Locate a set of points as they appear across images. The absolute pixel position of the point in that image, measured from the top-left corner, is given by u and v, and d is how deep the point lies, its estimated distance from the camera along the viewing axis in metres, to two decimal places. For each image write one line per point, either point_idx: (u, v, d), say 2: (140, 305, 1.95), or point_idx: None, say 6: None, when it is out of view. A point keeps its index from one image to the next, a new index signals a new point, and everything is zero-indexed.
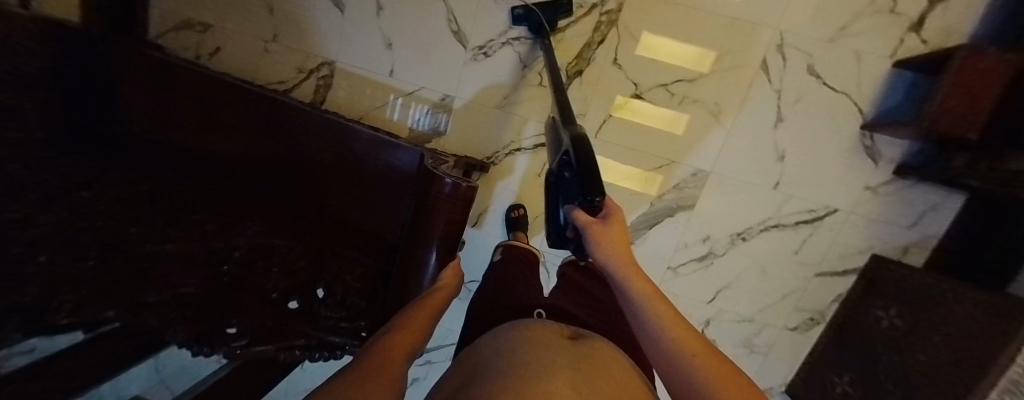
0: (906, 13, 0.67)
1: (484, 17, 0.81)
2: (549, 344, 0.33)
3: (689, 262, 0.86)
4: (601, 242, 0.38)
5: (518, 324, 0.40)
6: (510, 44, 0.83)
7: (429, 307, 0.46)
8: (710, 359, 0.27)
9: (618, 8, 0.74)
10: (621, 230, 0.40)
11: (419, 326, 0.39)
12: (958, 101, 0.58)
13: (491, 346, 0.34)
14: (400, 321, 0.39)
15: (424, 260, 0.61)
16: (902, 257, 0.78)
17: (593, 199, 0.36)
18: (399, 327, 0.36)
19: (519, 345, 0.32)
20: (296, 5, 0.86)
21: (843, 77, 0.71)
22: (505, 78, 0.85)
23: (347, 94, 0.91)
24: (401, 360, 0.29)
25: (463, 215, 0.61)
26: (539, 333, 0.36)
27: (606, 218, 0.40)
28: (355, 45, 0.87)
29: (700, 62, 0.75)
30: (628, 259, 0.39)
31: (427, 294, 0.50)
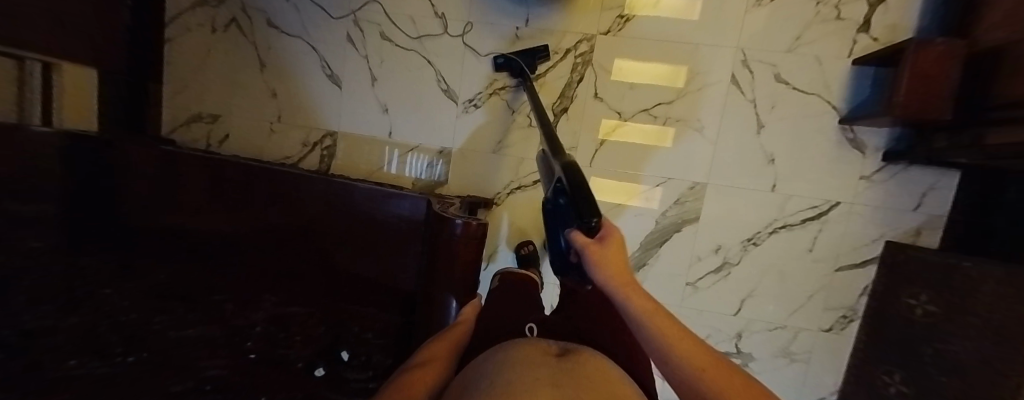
0: (851, 18, 0.74)
1: (470, 73, 0.89)
2: (565, 365, 0.30)
3: (706, 275, 0.85)
4: (600, 265, 0.36)
5: (515, 345, 0.37)
6: (497, 94, 0.89)
7: (448, 342, 0.41)
8: (732, 383, 0.24)
9: (590, 50, 0.82)
10: (619, 250, 0.38)
11: (439, 362, 0.35)
12: (920, 88, 0.63)
13: (492, 364, 0.31)
14: (421, 358, 0.35)
15: (443, 305, 0.61)
16: (917, 241, 0.77)
17: (591, 221, 0.37)
18: (416, 363, 0.33)
19: (534, 361, 0.29)
20: (298, 88, 0.94)
21: (809, 80, 0.76)
22: (496, 124, 0.90)
23: (351, 157, 0.96)
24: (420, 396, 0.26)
25: (476, 254, 0.61)
26: (533, 353, 0.33)
27: (604, 239, 0.38)
28: (354, 116, 0.94)
29: (675, 80, 0.81)
30: (629, 278, 0.36)
31: (449, 329, 0.45)
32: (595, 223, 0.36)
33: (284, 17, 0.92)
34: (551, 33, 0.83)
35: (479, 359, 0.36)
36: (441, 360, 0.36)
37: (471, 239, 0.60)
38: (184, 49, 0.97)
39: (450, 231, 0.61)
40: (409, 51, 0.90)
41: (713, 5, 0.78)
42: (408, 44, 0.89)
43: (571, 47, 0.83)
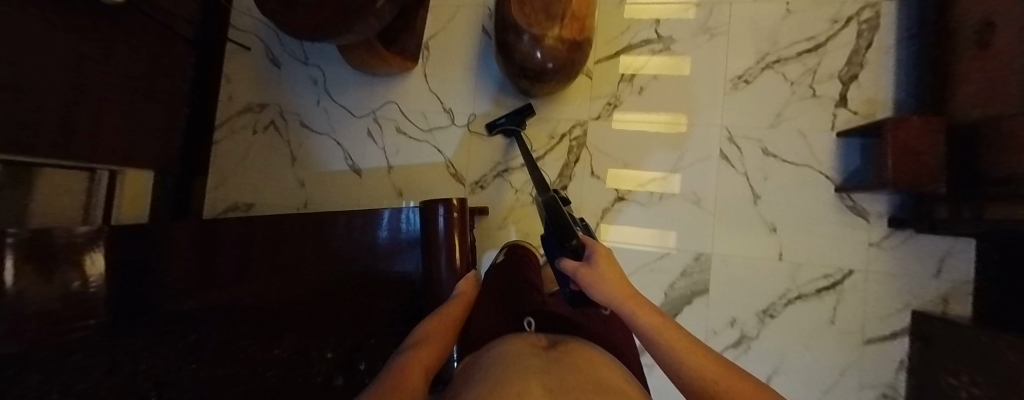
0: (827, 94, 0.79)
1: (476, 159, 0.97)
2: (532, 355, 0.42)
3: (725, 350, 0.80)
4: (591, 277, 0.51)
5: (507, 341, 0.49)
6: (501, 175, 0.96)
7: (445, 320, 0.59)
8: (726, 376, 0.31)
9: (583, 133, 0.90)
10: (609, 266, 0.52)
11: (438, 336, 0.54)
12: (909, 163, 0.65)
13: (486, 361, 0.42)
14: (419, 337, 0.53)
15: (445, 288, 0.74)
16: (946, 309, 0.73)
17: (573, 244, 0.59)
18: (418, 345, 0.50)
19: (509, 357, 0.41)
20: (322, 178, 1.05)
21: (798, 152, 0.80)
22: (498, 188, 0.96)
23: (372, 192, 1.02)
24: (421, 369, 0.43)
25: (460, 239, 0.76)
26: (518, 349, 0.44)
27: (594, 260, 0.54)
28: (372, 195, 1.02)
29: (675, 124, 0.86)
30: (623, 289, 0.47)
31: (444, 307, 0.63)
32: (576, 244, 0.58)
33: (316, 118, 1.06)
34: (548, 121, 0.92)
35: (478, 353, 0.49)
36: (441, 333, 0.55)
37: (456, 257, 0.75)
38: (227, 148, 1.10)
39: (439, 250, 0.75)
40: (421, 142, 1.00)
41: (694, 90, 0.85)
42: (420, 135, 1.00)
43: (567, 131, 0.91)
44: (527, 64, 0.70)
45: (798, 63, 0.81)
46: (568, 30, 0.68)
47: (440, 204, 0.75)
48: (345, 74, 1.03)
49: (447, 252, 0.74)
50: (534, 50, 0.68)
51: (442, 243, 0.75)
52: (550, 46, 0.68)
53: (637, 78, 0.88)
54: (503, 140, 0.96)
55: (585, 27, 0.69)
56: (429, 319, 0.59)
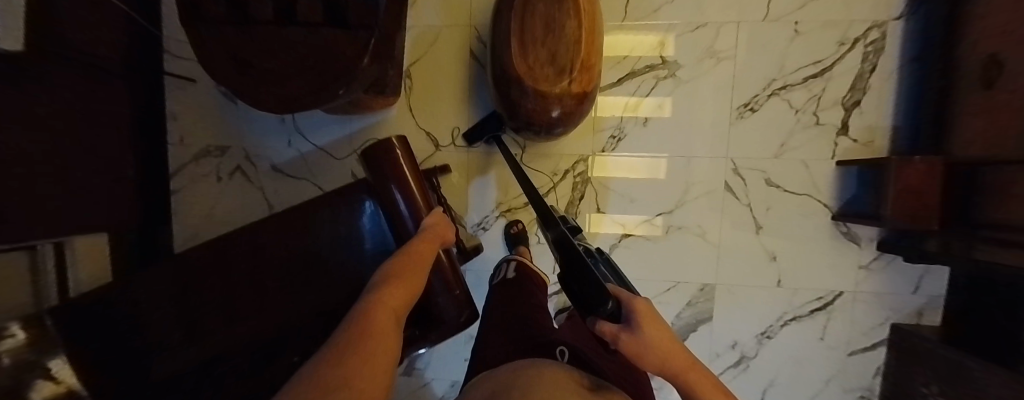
0: (830, 122, 0.79)
1: (474, 199, 0.92)
2: (570, 385, 0.31)
3: (727, 369, 0.87)
4: (638, 352, 0.35)
5: (538, 369, 0.36)
6: (503, 216, 0.91)
7: (414, 258, 0.51)
8: None
9: (587, 168, 0.86)
10: (659, 332, 0.36)
11: (412, 278, 0.46)
12: (908, 202, 0.66)
13: (523, 381, 0.32)
14: (388, 272, 0.47)
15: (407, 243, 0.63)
16: (920, 320, 0.81)
17: (606, 305, 0.38)
18: (390, 280, 0.45)
19: (535, 377, 0.32)
20: (279, 194, 0.96)
21: (799, 182, 0.81)
22: (491, 208, 0.91)
23: (311, 164, 0.94)
24: (391, 313, 0.38)
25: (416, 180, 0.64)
26: (555, 380, 0.32)
27: (635, 324, 0.36)
28: (317, 168, 0.94)
29: (664, 113, 0.83)
30: (679, 360, 0.36)
31: (410, 246, 0.53)
32: (613, 308, 0.37)
33: (290, 162, 0.95)
34: (549, 157, 0.87)
35: (500, 379, 0.37)
36: (413, 275, 0.47)
37: (420, 203, 0.63)
38: (192, 198, 0.99)
39: (402, 216, 0.63)
40: None
41: (700, 117, 0.82)
42: None
43: (570, 168, 0.87)
44: (534, 119, 0.64)
45: (804, 89, 0.79)
46: (577, 83, 0.61)
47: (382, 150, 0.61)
48: (317, 112, 0.92)
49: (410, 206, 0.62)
50: (542, 106, 0.62)
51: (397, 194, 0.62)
52: (558, 100, 0.62)
53: (641, 109, 0.83)
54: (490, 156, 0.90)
55: (594, 76, 0.63)
56: (400, 263, 0.48)
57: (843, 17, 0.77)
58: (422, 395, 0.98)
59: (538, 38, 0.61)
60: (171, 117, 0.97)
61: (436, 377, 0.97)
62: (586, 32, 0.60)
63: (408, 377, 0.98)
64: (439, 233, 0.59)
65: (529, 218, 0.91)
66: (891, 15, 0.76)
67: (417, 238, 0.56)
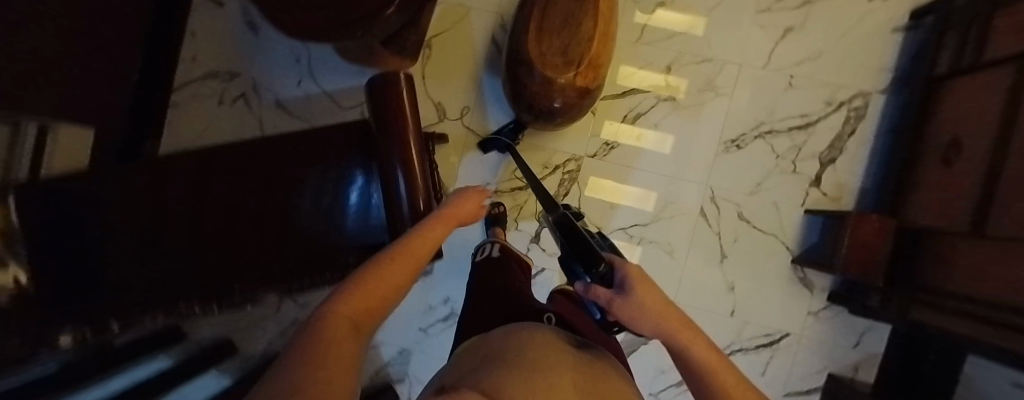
0: (805, 173, 0.85)
1: (464, 174, 0.94)
2: (561, 344, 0.31)
3: (669, 387, 0.89)
4: (630, 315, 0.35)
5: (522, 330, 0.36)
6: (488, 196, 0.94)
7: (408, 262, 0.39)
8: None
9: (577, 168, 0.90)
10: (651, 295, 0.36)
11: (388, 284, 0.35)
12: (861, 255, 0.72)
13: (505, 342, 0.32)
14: (369, 272, 0.36)
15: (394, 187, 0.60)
16: (856, 375, 0.85)
17: (599, 268, 0.39)
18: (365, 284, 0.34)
19: (530, 336, 0.33)
20: (272, 124, 0.97)
21: (767, 221, 0.86)
22: (478, 186, 0.94)
23: (313, 104, 0.96)
24: (351, 337, 0.27)
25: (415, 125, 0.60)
26: (543, 338, 0.32)
27: (627, 286, 0.36)
28: (317, 109, 0.96)
29: (658, 131, 0.88)
30: (670, 318, 0.36)
31: (409, 240, 0.42)
32: (604, 270, 0.38)
33: (295, 101, 0.96)
34: (544, 149, 0.91)
35: (485, 339, 0.36)
36: (392, 280, 0.36)
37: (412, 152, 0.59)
38: (187, 114, 0.99)
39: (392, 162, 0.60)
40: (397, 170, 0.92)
41: (690, 142, 0.87)
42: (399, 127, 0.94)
43: (562, 164, 0.90)
44: (535, 102, 0.68)
45: (787, 137, 0.85)
46: (582, 77, 0.66)
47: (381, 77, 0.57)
48: (332, 55, 0.95)
49: (403, 165, 0.58)
50: (547, 92, 0.66)
51: (393, 147, 0.60)
52: (561, 89, 0.66)
53: (638, 123, 0.88)
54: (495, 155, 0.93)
55: (598, 75, 0.67)
56: (376, 263, 0.37)
57: (833, 80, 0.83)
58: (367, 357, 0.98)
59: (555, 29, 0.65)
60: (187, 32, 0.98)
61: (386, 340, 0.97)
62: (599, 33, 0.64)
63: None
64: (455, 216, 0.50)
65: (514, 203, 0.94)
66: (877, 88, 0.83)
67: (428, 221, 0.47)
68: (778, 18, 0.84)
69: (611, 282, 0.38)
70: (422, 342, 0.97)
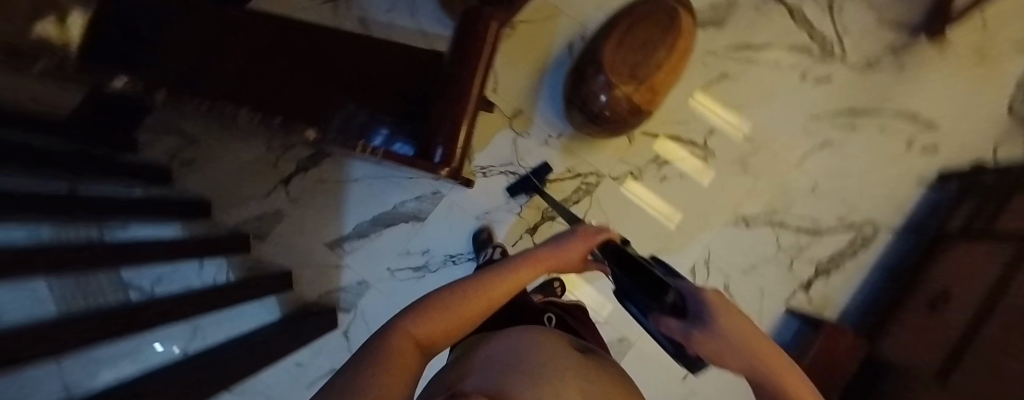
0: (799, 273, 0.87)
1: (491, 144, 0.98)
2: (563, 350, 0.37)
3: None
4: (711, 350, 0.30)
5: (531, 329, 0.41)
6: (506, 175, 0.98)
7: (478, 303, 0.36)
8: None
9: (596, 182, 0.95)
10: (734, 324, 0.30)
11: (454, 321, 0.35)
12: (827, 366, 0.72)
13: (517, 338, 0.38)
14: (438, 299, 0.35)
15: (442, 105, 0.57)
16: None
17: (667, 296, 0.32)
18: (427, 311, 0.34)
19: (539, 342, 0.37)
20: (347, 19, 1.03)
21: (749, 303, 0.88)
22: (501, 163, 0.98)
23: (391, 22, 1.02)
24: (412, 353, 0.30)
25: (488, 66, 0.57)
26: (548, 339, 0.39)
27: (706, 317, 0.30)
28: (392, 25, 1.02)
29: (681, 180, 0.92)
30: (758, 349, 0.30)
31: (489, 275, 0.38)
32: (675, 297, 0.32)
33: (377, 22, 1.03)
34: (573, 155, 0.96)
35: (507, 330, 0.41)
36: (458, 319, 0.35)
37: (476, 84, 0.56)
38: None
39: (450, 83, 0.56)
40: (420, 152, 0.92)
41: (706, 203, 0.91)
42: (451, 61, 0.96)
43: (583, 174, 0.96)
44: (589, 100, 0.73)
45: (794, 235, 0.88)
46: (639, 95, 0.71)
47: (483, 13, 0.55)
48: None
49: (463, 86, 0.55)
50: (604, 95, 0.71)
51: (461, 70, 0.56)
52: (616, 98, 0.71)
53: (666, 167, 0.93)
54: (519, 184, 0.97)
55: (654, 100, 0.73)
56: (450, 292, 0.36)
57: (852, 202, 0.88)
58: (330, 274, 0.99)
59: (634, 46, 0.71)
60: None
61: (352, 266, 0.99)
62: (668, 65, 0.70)
63: (332, 249, 0.99)
64: (548, 264, 0.42)
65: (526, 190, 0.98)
66: (890, 225, 0.87)
67: (522, 259, 0.41)
68: (821, 128, 0.90)
69: (683, 311, 0.32)
70: (386, 282, 0.98)
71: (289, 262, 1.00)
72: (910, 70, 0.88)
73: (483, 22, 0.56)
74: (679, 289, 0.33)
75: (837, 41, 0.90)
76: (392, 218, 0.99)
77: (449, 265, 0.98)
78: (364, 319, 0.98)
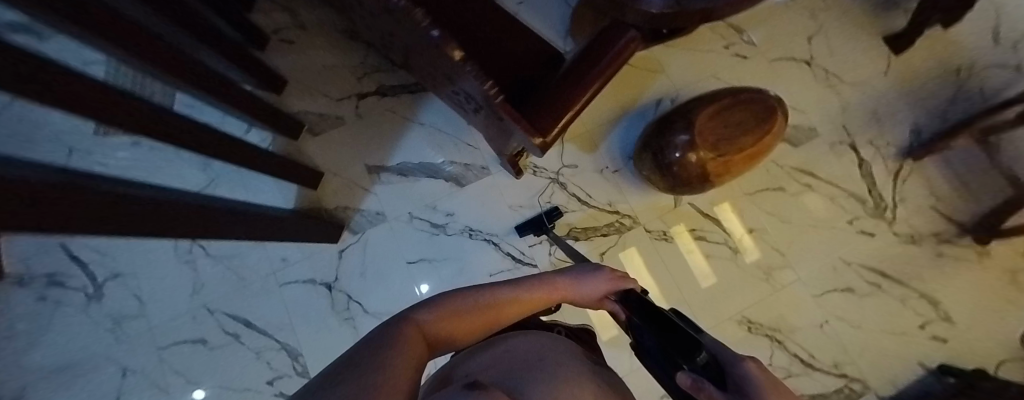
0: None
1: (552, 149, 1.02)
2: (577, 367, 0.39)
3: None
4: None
5: (543, 341, 0.42)
6: (553, 182, 1.01)
7: (492, 313, 0.40)
8: None
9: (630, 226, 0.98)
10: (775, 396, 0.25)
11: (469, 323, 0.39)
12: None
13: (529, 351, 0.40)
14: (459, 302, 0.39)
15: (558, 88, 0.61)
16: None
17: (700, 356, 0.32)
18: (448, 309, 0.38)
19: (548, 348, 0.41)
20: None
21: None
22: (553, 170, 1.01)
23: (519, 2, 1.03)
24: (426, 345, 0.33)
25: (609, 74, 0.63)
26: (559, 355, 0.40)
27: (740, 381, 0.27)
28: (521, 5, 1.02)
29: (707, 262, 0.96)
30: None
31: (508, 291, 0.43)
32: (703, 357, 0.31)
33: None
34: (620, 193, 1.00)
35: (516, 337, 0.43)
36: (473, 322, 0.40)
37: (594, 85, 0.62)
38: None
39: (572, 75, 0.62)
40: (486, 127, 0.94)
41: (721, 292, 0.95)
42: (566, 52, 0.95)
43: (621, 214, 0.99)
44: (666, 150, 0.77)
45: (789, 359, 0.91)
46: (712, 165, 0.76)
47: (625, 32, 0.63)
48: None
49: (585, 82, 0.61)
50: (678, 154, 0.76)
51: (587, 70, 0.62)
52: (691, 158, 0.76)
53: (697, 242, 0.97)
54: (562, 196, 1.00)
55: (722, 176, 0.77)
56: (471, 297, 0.40)
57: (852, 353, 0.91)
58: (353, 193, 1.00)
59: (727, 121, 0.75)
60: None
61: (378, 196, 1.00)
62: (748, 152, 0.75)
63: (368, 173, 1.01)
64: (565, 294, 0.48)
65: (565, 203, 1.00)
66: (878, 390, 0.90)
67: (539, 283, 0.46)
68: (849, 274, 0.94)
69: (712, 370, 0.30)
70: (400, 226, 0.99)
71: (322, 164, 1.00)
72: (944, 258, 0.94)
73: (614, 50, 0.63)
74: (713, 355, 0.32)
75: (891, 204, 0.96)
76: (434, 171, 1.02)
77: (464, 236, 0.99)
78: (364, 248, 0.97)
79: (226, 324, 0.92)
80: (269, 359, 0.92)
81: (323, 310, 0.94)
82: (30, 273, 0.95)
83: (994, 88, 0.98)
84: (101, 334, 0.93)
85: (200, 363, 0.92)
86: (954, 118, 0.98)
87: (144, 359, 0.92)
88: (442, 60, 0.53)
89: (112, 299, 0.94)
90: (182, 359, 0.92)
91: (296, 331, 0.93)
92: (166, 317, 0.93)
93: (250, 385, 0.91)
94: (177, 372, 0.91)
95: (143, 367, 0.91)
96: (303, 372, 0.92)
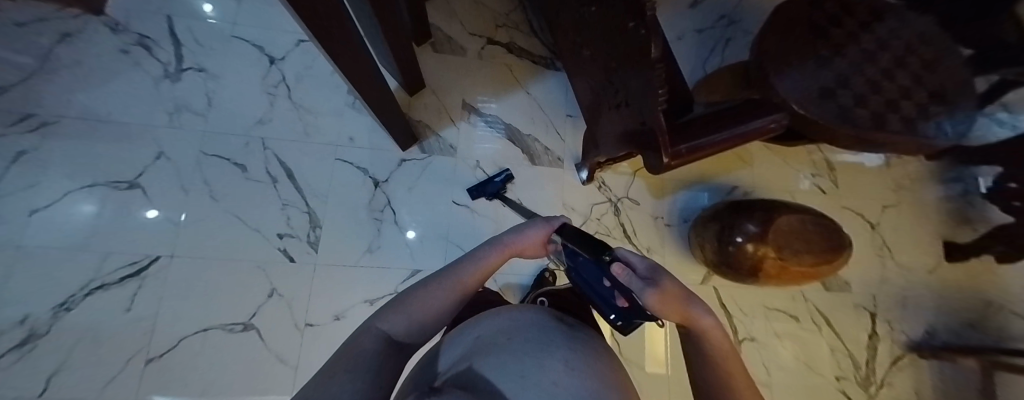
0: None
1: (624, 178, 1.07)
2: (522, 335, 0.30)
3: None
4: (663, 302, 0.31)
5: (526, 307, 0.38)
6: (610, 204, 1.05)
7: (456, 288, 0.38)
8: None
9: None
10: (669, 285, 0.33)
11: (434, 311, 0.36)
12: None
13: (501, 318, 0.35)
14: (423, 297, 0.36)
15: (702, 125, 0.62)
16: None
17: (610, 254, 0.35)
18: (410, 306, 0.35)
19: (525, 339, 0.30)
20: None
21: None
22: (616, 194, 1.06)
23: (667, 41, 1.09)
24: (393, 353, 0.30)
25: (745, 140, 0.65)
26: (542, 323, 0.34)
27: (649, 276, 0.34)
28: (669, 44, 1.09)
29: None
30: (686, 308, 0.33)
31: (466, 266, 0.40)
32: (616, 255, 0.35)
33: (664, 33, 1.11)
34: (662, 246, 1.04)
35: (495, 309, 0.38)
36: (441, 307, 0.36)
37: (729, 143, 0.64)
38: None
39: (716, 119, 0.63)
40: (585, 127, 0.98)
41: None
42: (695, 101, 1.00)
43: None
44: (738, 232, 0.82)
45: None
46: (771, 266, 0.80)
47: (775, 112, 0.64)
48: (713, 56, 1.10)
49: (727, 137, 0.63)
50: (741, 239, 0.82)
51: (735, 127, 0.63)
52: (756, 247, 0.80)
53: None
54: (613, 220, 1.04)
55: (772, 277, 0.82)
56: (432, 290, 0.37)
57: None
58: (441, 116, 1.03)
59: (802, 236, 0.79)
60: None
61: (460, 132, 1.03)
62: (806, 272, 0.80)
63: (461, 107, 1.05)
64: (516, 249, 0.46)
65: (610, 227, 1.04)
66: None
67: (492, 248, 0.43)
68: None
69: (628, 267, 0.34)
70: (463, 168, 1.02)
71: (431, 78, 1.04)
72: None
73: (762, 121, 0.64)
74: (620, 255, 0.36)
75: (878, 382, 1.01)
76: (516, 139, 1.06)
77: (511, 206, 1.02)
78: (424, 168, 1.00)
79: (272, 166, 0.95)
80: (290, 215, 0.94)
81: (361, 199, 0.96)
82: (127, 24, 0.96)
83: (1010, 335, 1.05)
84: (158, 110, 0.94)
85: (229, 182, 0.93)
86: (966, 341, 1.04)
87: (184, 152, 0.93)
88: (627, 50, 0.56)
89: (185, 86, 0.96)
90: (216, 170, 0.93)
91: (326, 203, 0.95)
92: (223, 128, 0.95)
93: (260, 227, 0.92)
94: (204, 181, 0.92)
95: (178, 158, 0.92)
96: (313, 242, 0.94)
